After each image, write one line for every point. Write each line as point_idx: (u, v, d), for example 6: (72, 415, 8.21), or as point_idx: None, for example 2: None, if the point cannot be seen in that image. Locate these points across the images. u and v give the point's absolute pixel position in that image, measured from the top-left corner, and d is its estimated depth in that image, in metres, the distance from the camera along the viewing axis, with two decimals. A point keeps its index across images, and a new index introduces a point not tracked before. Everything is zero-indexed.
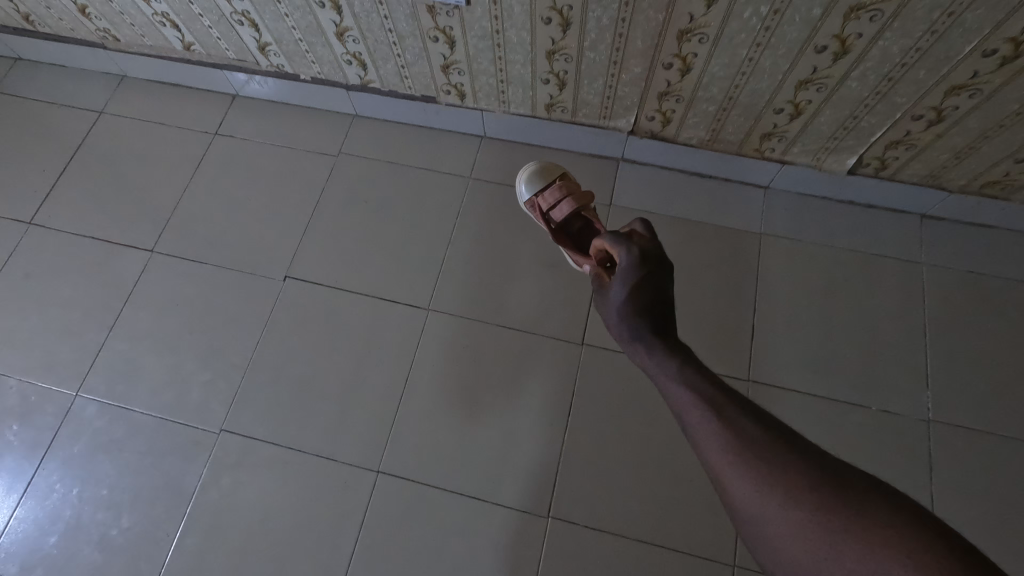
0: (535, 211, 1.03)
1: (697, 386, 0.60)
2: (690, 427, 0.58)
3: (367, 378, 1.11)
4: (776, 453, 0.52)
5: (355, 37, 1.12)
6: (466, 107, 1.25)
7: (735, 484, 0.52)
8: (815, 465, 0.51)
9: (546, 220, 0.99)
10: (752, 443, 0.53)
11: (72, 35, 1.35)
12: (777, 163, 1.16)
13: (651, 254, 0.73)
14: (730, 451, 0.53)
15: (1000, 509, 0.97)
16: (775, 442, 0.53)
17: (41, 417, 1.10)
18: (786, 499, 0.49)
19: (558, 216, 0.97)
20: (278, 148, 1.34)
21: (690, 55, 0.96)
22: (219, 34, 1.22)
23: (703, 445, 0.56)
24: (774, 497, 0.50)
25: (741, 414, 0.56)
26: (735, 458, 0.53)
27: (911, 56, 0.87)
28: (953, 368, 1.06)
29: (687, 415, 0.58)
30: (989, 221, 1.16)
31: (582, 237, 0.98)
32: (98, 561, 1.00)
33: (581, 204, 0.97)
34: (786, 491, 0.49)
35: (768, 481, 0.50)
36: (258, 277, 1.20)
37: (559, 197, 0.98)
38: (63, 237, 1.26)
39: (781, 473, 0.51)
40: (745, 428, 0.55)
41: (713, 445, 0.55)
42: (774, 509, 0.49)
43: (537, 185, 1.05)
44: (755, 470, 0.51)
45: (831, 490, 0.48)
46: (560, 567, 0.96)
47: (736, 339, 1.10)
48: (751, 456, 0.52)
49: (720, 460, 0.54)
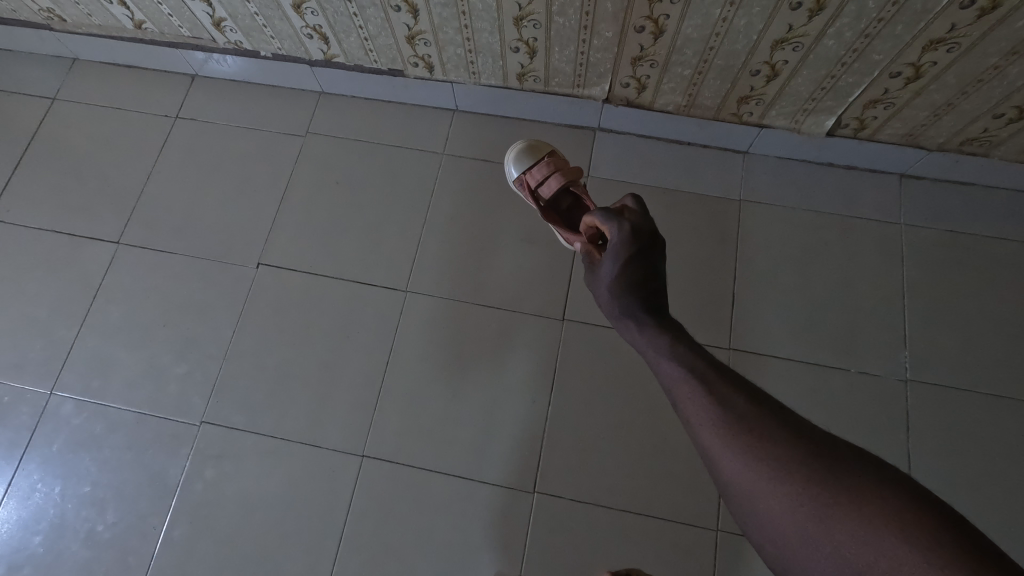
0: (519, 185, 1.01)
1: (688, 361, 0.59)
2: (680, 403, 0.57)
3: (347, 362, 1.09)
4: (767, 427, 0.51)
5: (313, 9, 1.06)
6: (436, 79, 1.20)
7: (725, 458, 0.52)
8: (804, 440, 0.50)
9: (533, 197, 0.96)
10: (742, 418, 0.52)
11: (15, 17, 1.28)
12: (755, 127, 1.14)
13: (642, 229, 0.71)
14: (720, 425, 0.53)
15: (974, 464, 0.99)
16: (765, 416, 0.52)
17: (15, 417, 1.08)
18: (776, 473, 0.49)
19: (546, 192, 0.95)
20: (243, 129, 1.29)
21: (662, 17, 0.93)
22: (170, 10, 1.15)
23: (694, 420, 0.55)
24: (764, 471, 0.49)
25: (731, 389, 0.55)
26: (725, 433, 0.52)
27: (888, 10, 0.84)
28: (930, 327, 1.07)
29: (677, 390, 0.58)
30: (967, 178, 1.15)
31: (572, 215, 0.96)
32: (86, 557, 1.00)
33: (569, 179, 0.94)
34: (776, 466, 0.49)
35: (759, 455, 0.50)
36: (230, 265, 1.17)
37: (547, 173, 0.95)
38: (22, 232, 1.21)
39: (771, 447, 0.50)
40: (735, 402, 0.54)
41: (703, 419, 0.54)
42: (764, 483, 0.49)
43: (525, 163, 1.02)
44: (745, 444, 0.51)
45: (820, 464, 0.48)
46: (547, 540, 0.98)
47: (716, 308, 1.10)
48: (741, 431, 0.52)
49: (710, 435, 0.53)
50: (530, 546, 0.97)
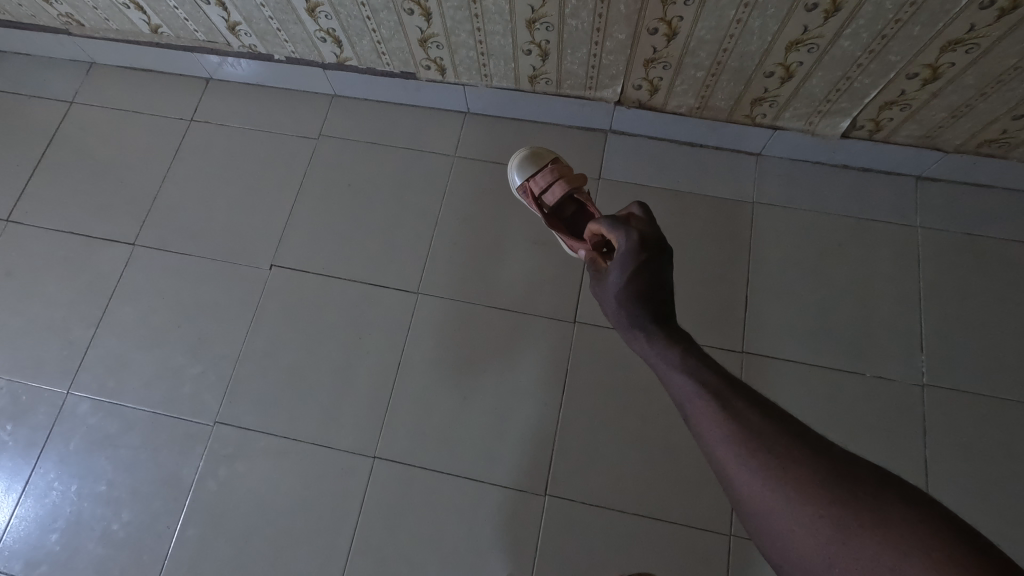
0: (525, 194, 1.00)
1: (700, 375, 0.59)
2: (693, 417, 0.56)
3: (359, 364, 1.10)
4: (782, 444, 0.51)
5: (327, 13, 1.07)
6: (448, 82, 1.21)
7: (739, 474, 0.51)
8: (823, 459, 0.49)
9: (537, 205, 0.96)
10: (758, 435, 0.52)
11: (34, 22, 1.30)
12: (769, 129, 1.13)
13: (650, 238, 0.71)
14: (735, 441, 0.52)
15: (992, 471, 0.97)
16: (780, 433, 0.52)
17: (33, 416, 1.10)
18: (794, 492, 0.48)
19: (551, 199, 0.94)
20: (257, 132, 1.30)
21: (676, 19, 0.92)
22: (186, 15, 1.17)
23: (707, 435, 0.54)
24: (781, 491, 0.49)
25: (745, 405, 0.55)
26: (740, 449, 0.52)
27: (905, 11, 0.83)
28: (948, 331, 1.06)
29: (690, 404, 0.57)
30: (985, 180, 1.14)
31: (577, 222, 0.96)
32: (102, 555, 1.01)
33: (574, 186, 0.94)
34: (794, 486, 0.49)
35: (776, 474, 0.50)
36: (244, 267, 1.18)
37: (551, 180, 0.95)
38: (41, 234, 1.23)
39: (789, 466, 0.49)
40: (749, 418, 0.54)
41: (717, 435, 0.54)
42: (781, 502, 0.48)
43: (528, 171, 1.02)
44: (761, 461, 0.51)
45: (838, 484, 0.47)
46: (558, 543, 0.97)
47: (729, 311, 1.09)
48: (757, 448, 0.51)
49: (725, 452, 0.52)
50: (541, 549, 0.97)
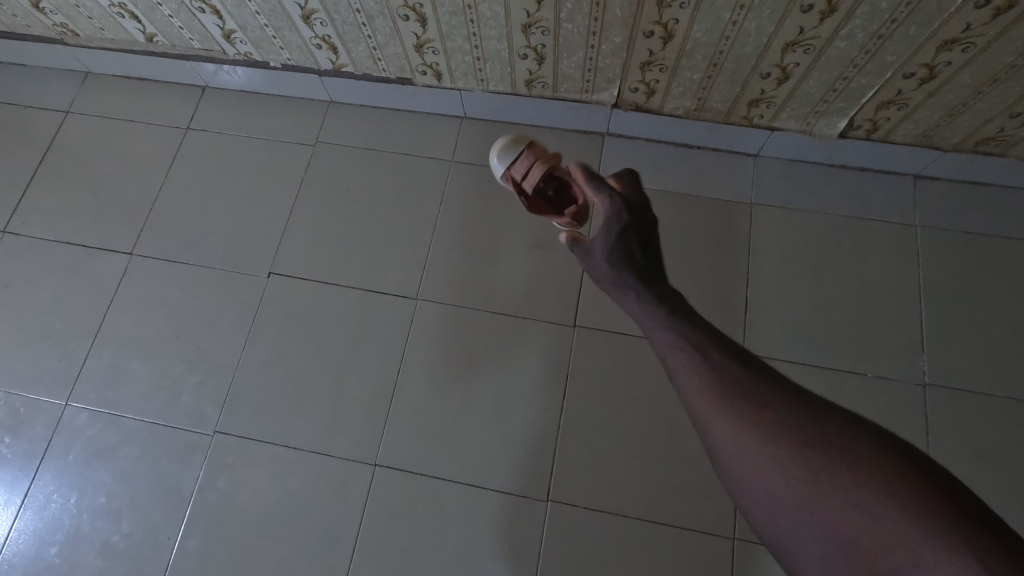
0: (507, 177, 0.90)
1: (679, 322, 0.52)
2: (672, 370, 0.50)
3: (359, 371, 1.09)
4: (774, 402, 0.46)
5: (322, 20, 1.07)
6: (444, 87, 1.21)
7: (725, 433, 0.46)
8: (818, 417, 0.44)
9: (519, 193, 0.89)
10: (748, 394, 0.46)
11: (29, 32, 1.30)
12: (766, 130, 1.13)
13: (634, 202, 0.66)
14: (722, 398, 0.47)
15: (996, 470, 0.97)
16: (771, 391, 0.46)
17: (31, 428, 1.09)
18: (787, 454, 0.43)
19: (532, 183, 0.87)
20: (253, 140, 1.30)
21: (672, 22, 0.92)
22: (181, 23, 1.16)
23: (688, 390, 0.48)
24: (772, 453, 0.44)
25: (731, 358, 0.49)
26: (729, 409, 0.46)
27: (901, 11, 0.83)
28: (948, 329, 1.06)
29: (669, 355, 0.50)
30: (983, 178, 1.14)
31: (563, 201, 0.89)
32: (102, 568, 1.00)
33: (553, 164, 0.88)
34: (787, 447, 0.43)
35: (767, 434, 0.44)
36: (241, 275, 1.18)
37: (529, 164, 0.88)
38: (38, 244, 1.22)
39: (781, 426, 0.44)
40: (736, 373, 0.48)
41: (700, 390, 0.48)
42: (772, 466, 0.44)
43: (504, 159, 0.92)
44: (751, 421, 0.45)
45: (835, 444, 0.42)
46: (561, 549, 0.97)
47: (729, 313, 1.09)
48: (747, 407, 0.46)
49: (711, 412, 0.47)
50: (543, 555, 0.96)
